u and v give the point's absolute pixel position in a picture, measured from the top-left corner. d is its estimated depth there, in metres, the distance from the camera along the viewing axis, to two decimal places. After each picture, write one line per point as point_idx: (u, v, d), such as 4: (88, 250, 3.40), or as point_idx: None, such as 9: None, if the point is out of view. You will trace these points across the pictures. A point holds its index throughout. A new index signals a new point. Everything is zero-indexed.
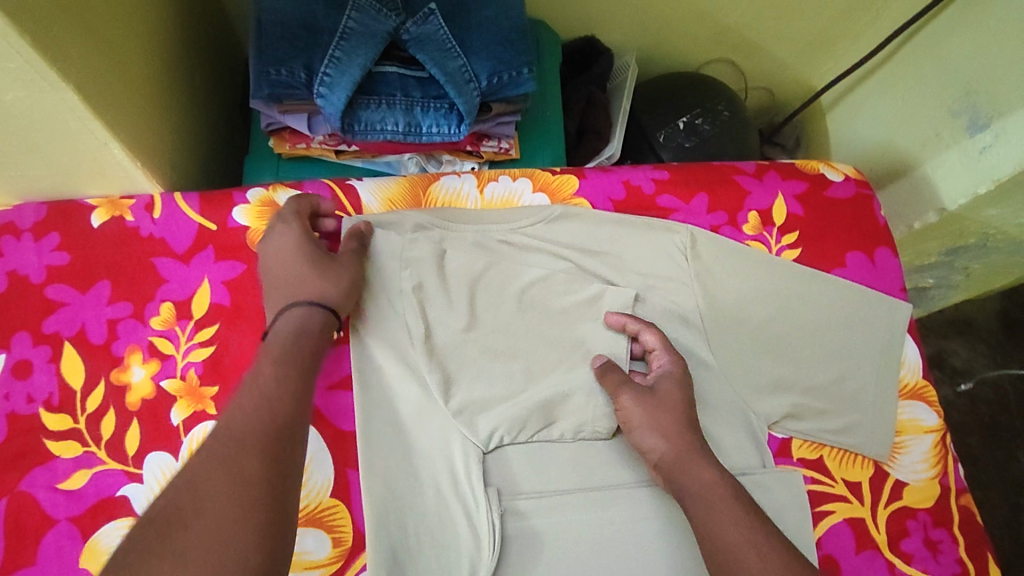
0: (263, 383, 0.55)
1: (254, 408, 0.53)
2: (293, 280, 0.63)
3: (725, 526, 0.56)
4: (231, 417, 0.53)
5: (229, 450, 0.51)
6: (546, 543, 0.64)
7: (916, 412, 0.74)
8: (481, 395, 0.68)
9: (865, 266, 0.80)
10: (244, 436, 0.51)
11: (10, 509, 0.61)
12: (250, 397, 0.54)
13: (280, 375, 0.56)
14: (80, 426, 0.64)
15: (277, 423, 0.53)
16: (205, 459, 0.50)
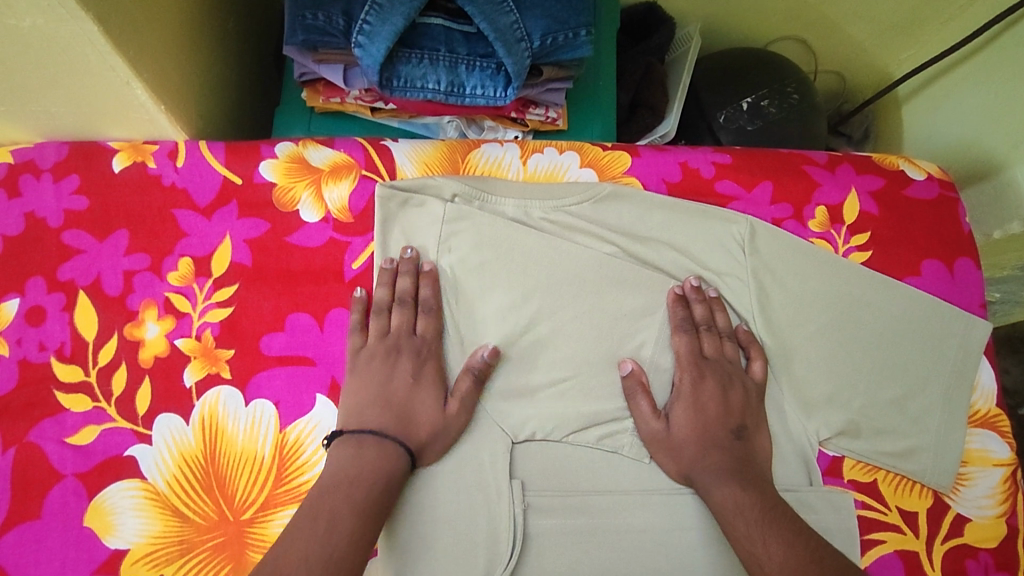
0: (368, 464, 0.55)
1: (353, 493, 0.53)
2: (369, 398, 0.60)
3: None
4: (326, 499, 0.52)
5: (325, 530, 0.50)
6: (565, 548, 0.60)
7: (985, 442, 0.67)
8: (512, 385, 0.64)
9: (943, 276, 0.72)
10: (339, 523, 0.50)
11: (19, 459, 0.59)
12: (351, 484, 0.53)
13: (386, 462, 0.56)
14: (91, 380, 0.62)
15: (376, 517, 0.53)
16: (298, 539, 0.49)
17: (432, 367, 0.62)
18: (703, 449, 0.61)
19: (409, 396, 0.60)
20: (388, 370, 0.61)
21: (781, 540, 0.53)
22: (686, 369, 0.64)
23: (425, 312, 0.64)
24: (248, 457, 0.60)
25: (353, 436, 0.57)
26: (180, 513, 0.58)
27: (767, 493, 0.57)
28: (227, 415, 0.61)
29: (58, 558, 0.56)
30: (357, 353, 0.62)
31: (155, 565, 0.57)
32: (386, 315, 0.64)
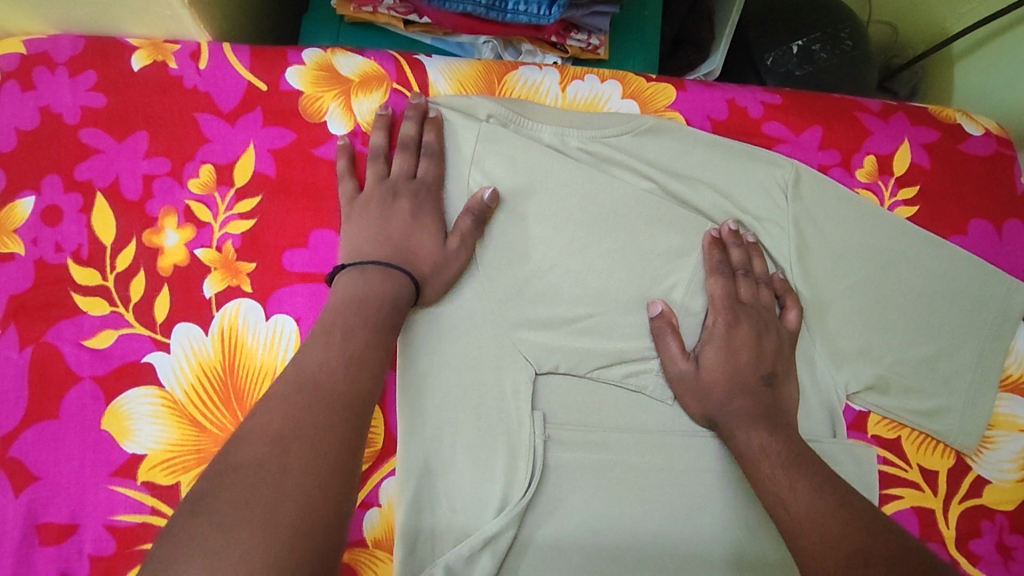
0: (373, 290, 0.56)
1: (362, 312, 0.55)
2: (377, 241, 0.60)
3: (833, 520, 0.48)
4: (337, 319, 0.54)
5: (337, 346, 0.52)
6: (580, 475, 0.59)
7: (1013, 407, 0.65)
8: (539, 314, 0.62)
9: (990, 237, 0.68)
10: (355, 335, 0.53)
11: (35, 359, 0.58)
12: (360, 305, 0.55)
13: (392, 287, 0.57)
14: (109, 285, 0.60)
15: (386, 327, 0.55)
16: (320, 351, 0.52)
17: (432, 206, 0.63)
18: (730, 393, 0.60)
19: (407, 237, 0.61)
20: (403, 207, 0.62)
21: (812, 484, 0.52)
22: (719, 315, 0.62)
23: (428, 155, 0.64)
24: (268, 373, 0.59)
25: (356, 268, 0.58)
26: (197, 422, 0.58)
27: (797, 442, 0.56)
28: (246, 328, 0.60)
29: (75, 459, 0.56)
30: (359, 200, 0.62)
31: (172, 473, 0.57)
32: (384, 162, 0.64)
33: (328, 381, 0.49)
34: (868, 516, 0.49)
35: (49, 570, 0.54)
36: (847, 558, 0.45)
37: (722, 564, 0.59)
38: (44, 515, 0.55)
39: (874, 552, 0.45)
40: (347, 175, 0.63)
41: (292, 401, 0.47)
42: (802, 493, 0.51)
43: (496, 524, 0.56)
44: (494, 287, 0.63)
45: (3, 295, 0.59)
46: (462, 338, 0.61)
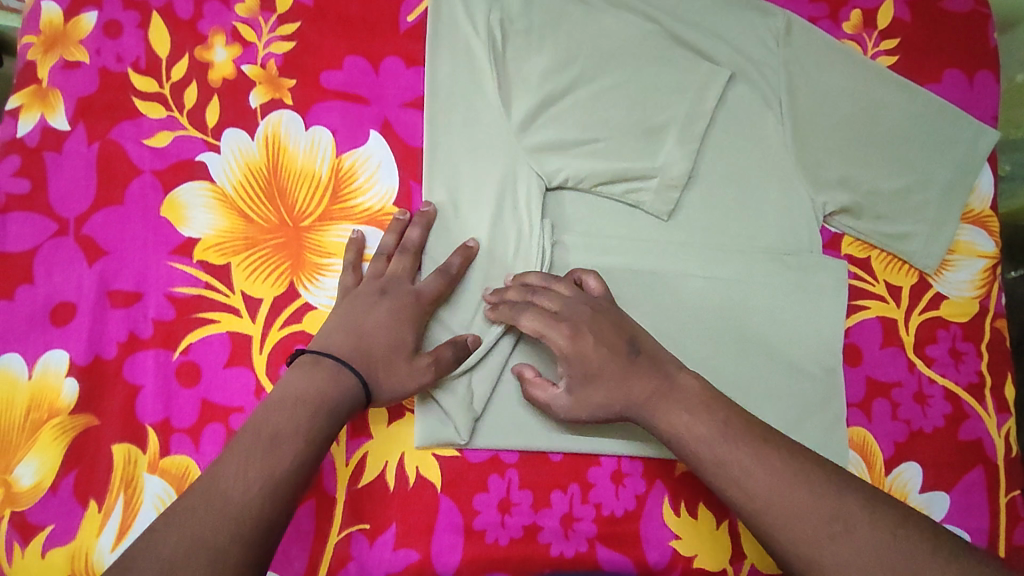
0: (313, 389, 0.54)
1: (296, 416, 0.52)
2: (350, 339, 0.58)
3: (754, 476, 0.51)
4: (267, 422, 0.51)
5: (261, 455, 0.49)
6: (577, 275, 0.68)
7: (973, 236, 0.73)
8: (554, 138, 0.68)
9: (961, 86, 0.75)
10: (281, 449, 0.50)
11: (102, 153, 0.65)
12: (296, 406, 0.52)
13: (336, 385, 0.55)
14: (165, 92, 0.67)
15: (316, 440, 0.52)
16: (238, 458, 0.49)
17: (415, 311, 0.61)
18: (620, 387, 0.57)
19: (378, 334, 0.59)
20: (387, 305, 0.60)
21: (753, 457, 0.52)
22: (559, 336, 0.59)
23: (439, 273, 0.63)
24: (306, 177, 0.67)
25: (311, 356, 0.56)
26: (245, 215, 0.66)
27: (711, 402, 0.55)
28: (288, 135, 0.67)
29: (139, 239, 0.64)
30: (348, 294, 0.62)
31: (223, 254, 0.65)
32: (385, 259, 0.64)
33: (238, 497, 0.46)
34: (812, 467, 0.51)
35: (120, 329, 0.63)
36: (835, 542, 0.47)
37: (706, 353, 0.67)
38: (114, 283, 0.64)
39: (797, 496, 0.49)
40: (350, 268, 0.64)
41: (206, 503, 0.46)
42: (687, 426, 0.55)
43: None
44: (510, 114, 0.68)
45: (72, 97, 0.66)
46: (481, 159, 0.68)
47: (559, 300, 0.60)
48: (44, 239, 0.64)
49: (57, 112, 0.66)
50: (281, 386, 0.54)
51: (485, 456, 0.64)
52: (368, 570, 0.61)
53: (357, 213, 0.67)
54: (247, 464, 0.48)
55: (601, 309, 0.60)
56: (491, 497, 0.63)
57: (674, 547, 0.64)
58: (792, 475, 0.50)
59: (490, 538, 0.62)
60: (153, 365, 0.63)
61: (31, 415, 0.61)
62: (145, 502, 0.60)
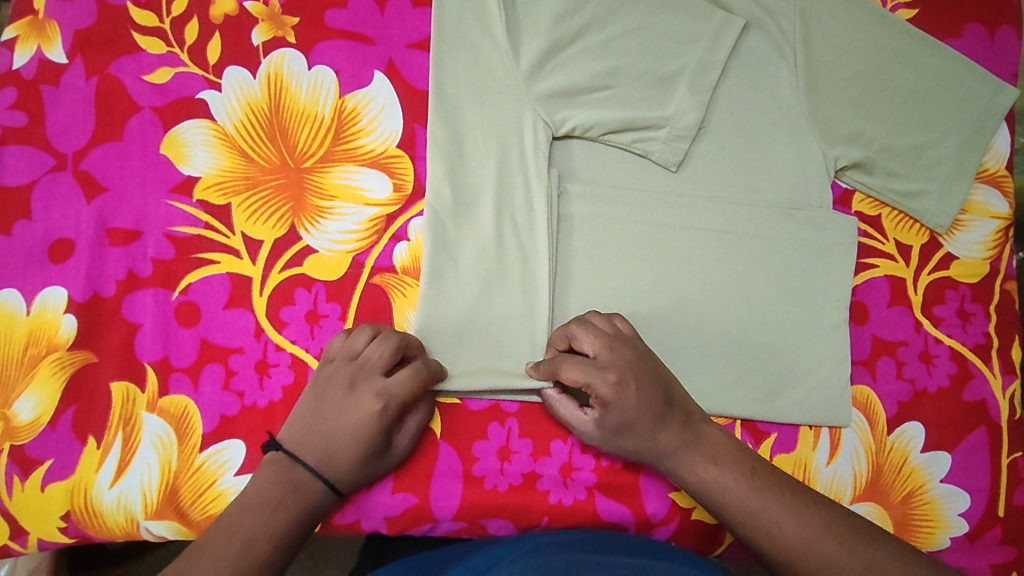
0: (295, 495, 0.54)
1: (272, 524, 0.52)
2: (321, 442, 0.55)
3: (786, 528, 0.53)
4: (245, 524, 0.52)
5: (234, 560, 0.50)
6: (578, 224, 0.66)
7: (987, 197, 0.72)
8: (564, 85, 0.66)
9: (982, 41, 0.73)
10: (254, 550, 0.51)
11: (100, 88, 0.64)
12: (275, 511, 0.53)
13: (313, 496, 0.54)
14: (165, 27, 0.66)
15: (286, 546, 0.53)
16: (213, 556, 0.50)
17: (384, 424, 0.56)
18: (650, 439, 0.56)
19: (343, 442, 0.55)
20: (356, 411, 0.55)
21: (784, 509, 0.54)
22: (604, 385, 0.55)
23: (410, 380, 0.56)
24: (309, 119, 0.66)
25: (289, 457, 0.55)
26: (245, 157, 0.64)
27: (735, 454, 0.57)
28: (291, 75, 0.66)
29: (139, 176, 0.63)
30: (327, 366, 0.58)
31: (223, 195, 0.64)
32: (363, 347, 0.58)
33: None
34: (829, 513, 0.54)
35: (118, 267, 0.62)
36: None
37: (711, 305, 0.67)
38: (113, 221, 0.63)
39: (826, 548, 0.52)
40: (342, 333, 0.60)
41: None
42: (706, 479, 0.56)
43: (517, 272, 0.64)
44: (518, 59, 0.66)
45: (71, 30, 0.65)
46: (487, 104, 0.66)
47: (601, 341, 0.57)
48: (42, 174, 0.63)
49: (55, 45, 0.65)
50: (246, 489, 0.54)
51: (484, 405, 0.63)
52: (366, 513, 0.60)
53: (359, 156, 0.66)
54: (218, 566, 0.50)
55: (638, 354, 0.57)
56: (490, 444, 0.63)
57: (673, 497, 0.64)
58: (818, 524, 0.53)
59: (488, 484, 0.62)
60: (152, 304, 0.62)
61: (30, 350, 0.60)
62: (144, 441, 0.60)
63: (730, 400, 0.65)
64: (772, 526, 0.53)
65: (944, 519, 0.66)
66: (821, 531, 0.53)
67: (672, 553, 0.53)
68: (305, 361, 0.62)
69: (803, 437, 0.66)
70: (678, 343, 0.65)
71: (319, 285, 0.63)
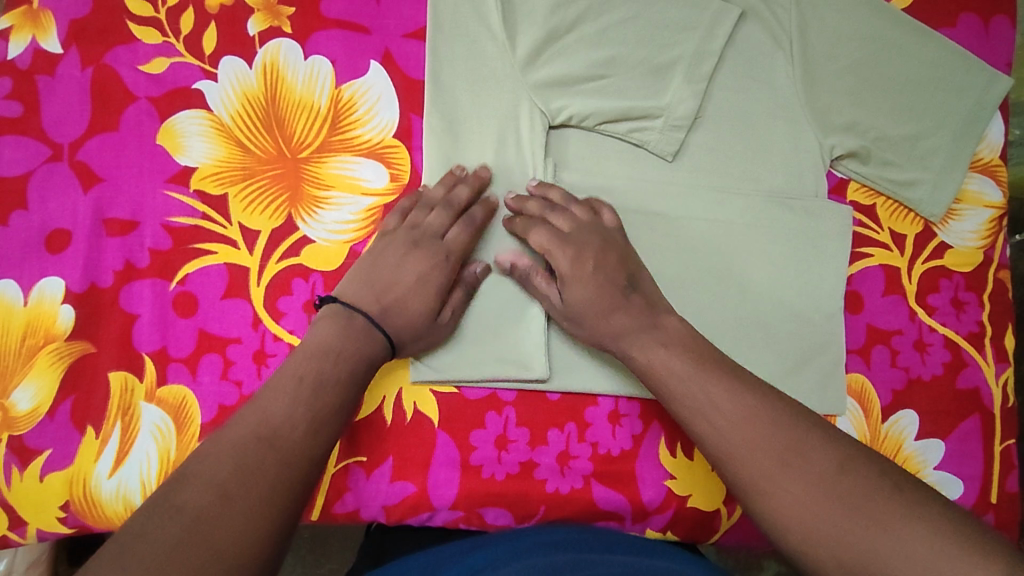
0: (347, 346, 0.55)
1: (315, 369, 0.52)
2: (373, 303, 0.58)
3: (720, 407, 0.52)
4: (291, 376, 0.52)
5: (289, 404, 0.50)
6: None
7: (981, 186, 0.72)
8: (561, 75, 0.66)
9: (977, 31, 0.74)
10: (302, 395, 0.51)
11: (96, 79, 0.64)
12: (324, 357, 0.53)
13: (359, 345, 0.56)
14: (160, 17, 0.66)
15: (330, 387, 0.52)
16: (261, 407, 0.49)
17: (442, 278, 0.61)
18: (604, 319, 0.59)
19: (402, 297, 0.59)
20: (416, 263, 0.60)
21: (724, 391, 0.52)
22: (564, 260, 0.60)
23: (467, 224, 0.62)
24: (305, 108, 0.66)
25: (342, 308, 0.57)
26: (241, 145, 0.64)
27: (692, 344, 0.56)
28: (287, 64, 0.66)
29: (135, 167, 0.63)
30: (384, 236, 0.62)
31: (220, 184, 0.64)
32: (427, 210, 0.62)
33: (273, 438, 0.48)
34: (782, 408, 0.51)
35: (116, 257, 0.62)
36: (786, 471, 0.48)
37: (707, 294, 0.67)
38: (109, 212, 0.63)
39: (756, 429, 0.50)
40: (397, 211, 0.63)
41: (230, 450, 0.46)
42: (654, 362, 0.56)
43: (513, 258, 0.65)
44: (515, 48, 0.66)
45: (65, 19, 0.65)
46: (484, 94, 0.66)
47: (572, 222, 0.61)
48: (39, 164, 0.63)
49: (50, 35, 0.64)
50: (263, 407, 0.49)
51: (481, 394, 0.64)
52: (365, 502, 0.61)
53: (355, 145, 0.66)
54: (207, 489, 0.43)
55: (607, 241, 0.61)
56: (488, 433, 0.63)
57: (669, 486, 0.64)
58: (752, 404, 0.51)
59: (486, 473, 0.62)
60: (150, 294, 0.62)
61: (27, 342, 0.60)
62: (143, 430, 0.60)
63: None
64: (708, 407, 0.52)
65: None
66: (760, 411, 0.51)
67: (660, 547, 0.54)
68: None
69: None
70: None
71: (316, 275, 0.64)
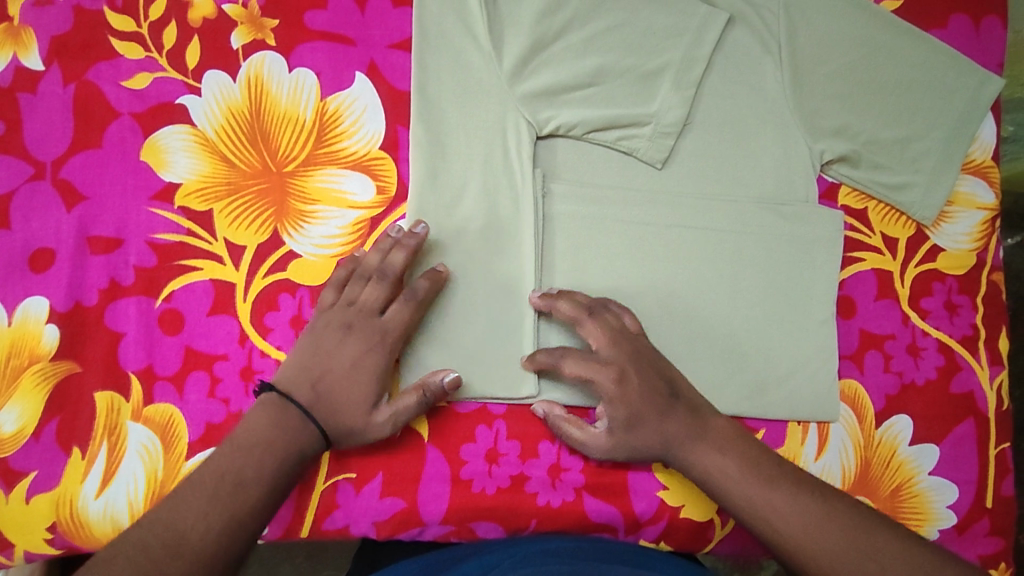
0: (277, 438, 0.56)
1: (248, 463, 0.54)
2: (306, 390, 0.58)
3: (785, 515, 0.55)
4: (225, 465, 0.53)
5: (215, 498, 0.52)
6: (560, 225, 0.66)
7: (974, 188, 0.72)
8: (549, 84, 0.66)
9: (968, 31, 0.73)
10: (231, 487, 0.52)
11: (78, 95, 0.64)
12: (252, 451, 0.55)
13: (294, 436, 0.56)
14: (143, 32, 0.65)
15: (256, 479, 0.54)
16: (191, 496, 0.51)
17: (378, 359, 0.60)
18: (657, 429, 0.59)
19: (340, 379, 0.59)
20: (352, 347, 0.59)
21: (783, 495, 0.55)
22: (607, 381, 0.59)
23: (403, 299, 0.60)
24: (290, 124, 0.65)
25: (276, 397, 0.57)
26: (226, 162, 0.64)
27: (741, 446, 0.59)
28: (271, 77, 0.65)
29: (119, 184, 0.63)
30: (321, 313, 0.61)
31: (204, 201, 0.63)
32: (361, 284, 0.61)
33: (193, 525, 0.50)
34: (841, 507, 0.55)
35: (100, 275, 0.62)
36: None
37: (698, 304, 0.66)
38: (93, 229, 0.62)
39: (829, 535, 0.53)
40: (333, 284, 0.61)
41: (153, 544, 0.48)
42: (712, 471, 0.58)
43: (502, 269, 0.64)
44: (501, 59, 0.65)
45: (46, 36, 0.64)
46: (471, 105, 0.66)
47: (609, 334, 0.60)
48: (21, 183, 0.62)
49: (31, 52, 0.64)
50: (171, 513, 0.51)
51: (472, 408, 0.63)
52: (355, 518, 0.60)
53: (341, 158, 0.65)
54: None
55: (640, 348, 0.60)
56: (478, 447, 0.62)
57: (662, 496, 0.64)
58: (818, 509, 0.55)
59: (477, 487, 0.62)
60: (135, 312, 0.61)
61: (12, 362, 0.60)
62: (130, 450, 0.60)
63: (717, 398, 0.65)
64: (773, 515, 0.55)
65: (933, 511, 0.66)
66: (822, 514, 0.54)
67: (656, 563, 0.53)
68: None
69: (791, 432, 0.66)
70: (664, 342, 0.65)
71: (303, 290, 0.63)
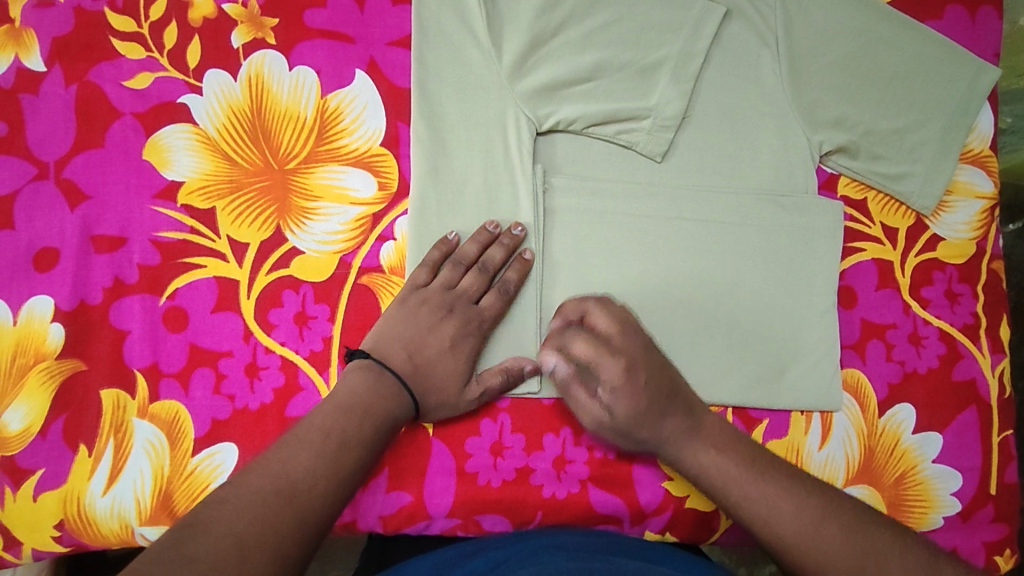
0: (377, 404, 0.55)
1: (346, 425, 0.53)
2: (405, 366, 0.58)
3: (783, 512, 0.52)
4: (327, 425, 0.52)
5: (322, 456, 0.50)
6: (560, 219, 0.66)
7: (972, 177, 0.72)
8: (548, 80, 0.66)
9: (963, 22, 0.74)
10: (336, 446, 0.51)
11: (80, 95, 0.64)
12: (352, 413, 0.53)
13: (393, 406, 0.56)
14: (144, 32, 0.66)
15: (356, 443, 0.52)
16: (297, 449, 0.50)
17: (472, 343, 0.61)
18: (651, 426, 0.57)
19: (437, 356, 0.60)
20: (449, 329, 0.61)
21: (782, 491, 0.53)
22: (615, 369, 0.57)
23: (498, 291, 0.63)
24: (292, 121, 0.65)
25: (371, 363, 0.57)
26: (229, 160, 0.64)
27: (734, 441, 0.58)
28: (272, 76, 0.66)
29: (122, 182, 0.63)
30: (415, 291, 0.62)
31: (208, 198, 0.64)
32: (460, 271, 0.63)
33: (300, 475, 0.48)
34: (840, 505, 0.53)
35: (104, 274, 0.62)
36: None
37: (700, 296, 0.67)
38: (97, 229, 0.62)
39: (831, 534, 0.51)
40: (428, 265, 0.62)
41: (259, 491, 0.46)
42: (706, 466, 0.56)
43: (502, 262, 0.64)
44: (500, 56, 0.66)
45: (47, 37, 0.65)
46: (470, 102, 0.66)
47: (618, 324, 0.59)
48: (24, 183, 0.62)
49: (33, 53, 0.64)
50: (281, 465, 0.48)
51: None
52: (361, 512, 0.60)
53: (343, 155, 0.66)
54: (225, 534, 0.43)
55: (649, 341, 0.59)
56: (484, 440, 0.63)
57: (666, 487, 0.64)
58: (819, 509, 0.52)
59: (482, 480, 0.62)
60: (140, 310, 0.62)
61: (18, 361, 0.60)
62: (136, 447, 0.60)
63: (720, 389, 0.65)
64: (770, 512, 0.53)
65: (937, 499, 0.66)
66: (823, 511, 0.52)
67: (662, 556, 0.53)
68: (295, 363, 0.62)
69: (794, 422, 0.66)
70: (666, 334, 0.65)
71: (306, 286, 0.63)
